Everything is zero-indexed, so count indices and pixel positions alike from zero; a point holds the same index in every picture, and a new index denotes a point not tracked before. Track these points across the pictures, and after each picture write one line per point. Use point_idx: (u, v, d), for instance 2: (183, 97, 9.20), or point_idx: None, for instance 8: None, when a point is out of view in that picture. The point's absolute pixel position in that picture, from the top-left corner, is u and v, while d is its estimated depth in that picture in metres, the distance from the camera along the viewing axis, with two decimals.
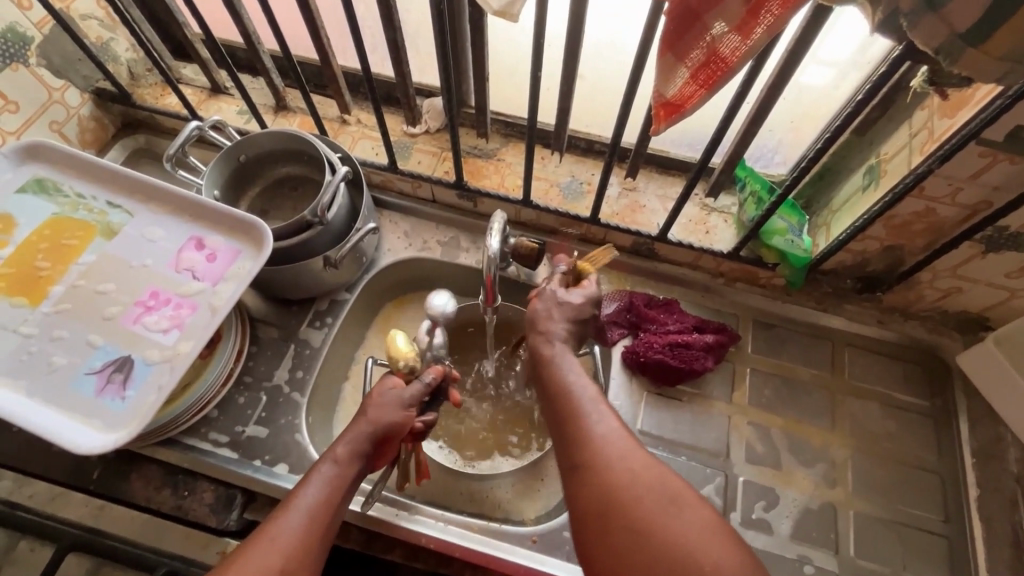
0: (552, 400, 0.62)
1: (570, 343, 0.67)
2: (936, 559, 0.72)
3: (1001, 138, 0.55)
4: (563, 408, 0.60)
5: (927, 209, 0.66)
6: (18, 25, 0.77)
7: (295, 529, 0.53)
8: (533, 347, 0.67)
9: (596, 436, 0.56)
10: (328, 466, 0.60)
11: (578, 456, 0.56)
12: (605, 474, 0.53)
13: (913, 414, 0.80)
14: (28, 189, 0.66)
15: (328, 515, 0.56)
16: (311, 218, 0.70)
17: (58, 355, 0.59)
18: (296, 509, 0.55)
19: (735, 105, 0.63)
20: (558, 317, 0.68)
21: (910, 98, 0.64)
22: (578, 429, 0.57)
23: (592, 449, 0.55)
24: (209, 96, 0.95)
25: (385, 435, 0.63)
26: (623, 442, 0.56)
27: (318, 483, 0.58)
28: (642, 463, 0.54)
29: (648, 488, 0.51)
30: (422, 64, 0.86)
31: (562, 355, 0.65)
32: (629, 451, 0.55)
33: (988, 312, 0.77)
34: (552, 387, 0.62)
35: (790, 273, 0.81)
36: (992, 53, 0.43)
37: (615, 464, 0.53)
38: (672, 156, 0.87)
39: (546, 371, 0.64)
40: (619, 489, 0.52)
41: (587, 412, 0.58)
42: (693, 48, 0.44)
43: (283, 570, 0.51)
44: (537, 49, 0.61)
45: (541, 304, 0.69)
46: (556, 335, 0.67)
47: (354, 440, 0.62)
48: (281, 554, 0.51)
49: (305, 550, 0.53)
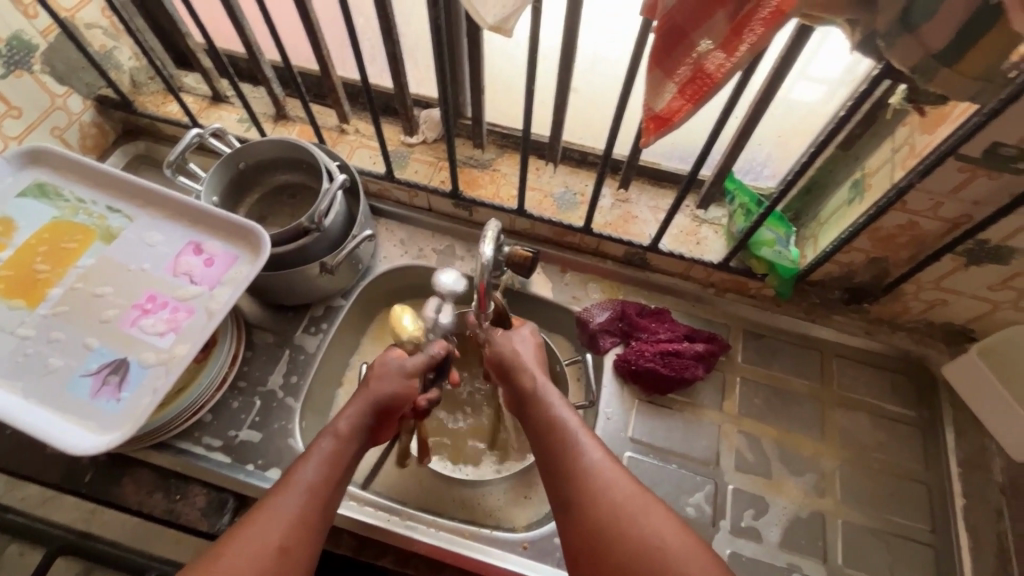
0: (538, 432, 0.62)
1: (543, 371, 0.68)
2: (923, 568, 0.73)
3: (978, 155, 0.57)
4: (550, 440, 0.61)
5: (910, 222, 0.68)
6: (24, 33, 0.78)
7: (292, 507, 0.54)
8: (510, 379, 0.67)
9: (585, 468, 0.57)
10: (327, 441, 0.60)
11: (568, 490, 0.57)
12: (594, 506, 0.55)
13: (900, 424, 0.81)
14: (28, 193, 0.67)
15: (327, 491, 0.57)
16: (308, 225, 0.71)
17: (54, 357, 0.60)
18: (294, 486, 0.56)
19: (723, 120, 0.65)
20: (523, 349, 0.70)
21: (892, 115, 0.66)
22: (566, 462, 0.58)
23: (581, 482, 0.56)
24: (209, 104, 0.96)
25: (388, 406, 0.64)
26: (611, 472, 0.57)
27: (318, 459, 0.59)
28: (628, 493, 0.55)
29: (635, 516, 0.53)
30: (420, 76, 0.88)
31: (543, 384, 0.66)
32: (614, 479, 0.56)
33: (973, 324, 0.79)
34: (538, 418, 0.63)
35: (779, 284, 0.83)
36: (966, 72, 0.45)
37: (603, 497, 0.55)
38: (664, 168, 0.89)
39: (529, 404, 0.65)
40: (607, 522, 0.53)
41: (574, 444, 0.59)
42: (681, 63, 0.46)
43: (281, 548, 0.52)
44: (531, 63, 0.63)
45: (500, 338, 0.70)
46: (529, 366, 0.67)
47: (355, 415, 0.63)
48: (278, 532, 0.52)
49: (304, 529, 0.54)
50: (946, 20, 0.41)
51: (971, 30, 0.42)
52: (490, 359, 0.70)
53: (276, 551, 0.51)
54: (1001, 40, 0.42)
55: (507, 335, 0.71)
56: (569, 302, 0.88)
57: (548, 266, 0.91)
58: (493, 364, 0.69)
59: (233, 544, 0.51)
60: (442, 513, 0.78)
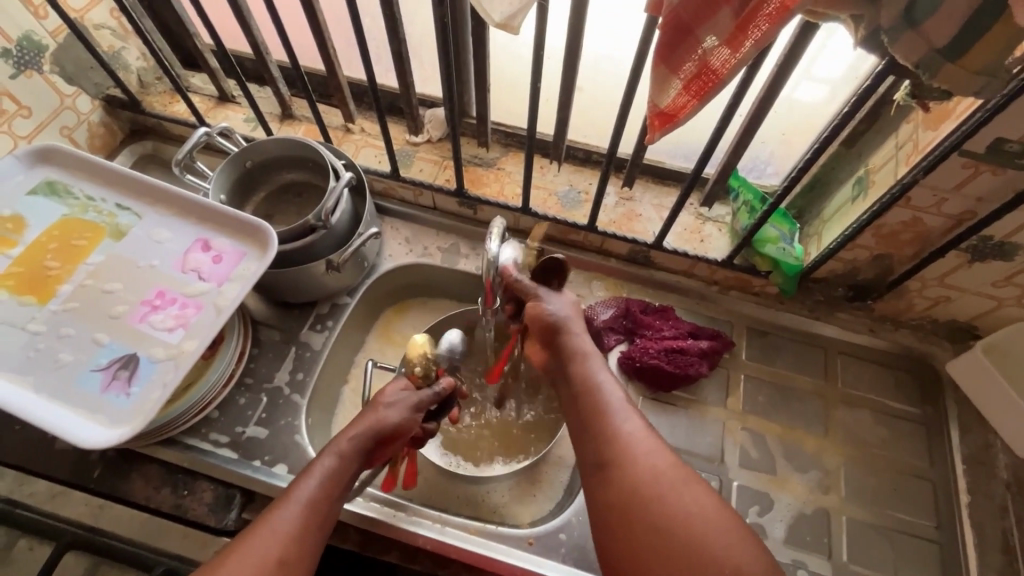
0: (579, 396, 0.62)
1: (590, 339, 0.68)
2: (928, 565, 0.73)
3: (982, 150, 0.57)
4: (591, 405, 0.61)
5: (914, 219, 0.68)
6: (34, 34, 0.79)
7: (292, 523, 0.54)
8: (557, 340, 0.66)
9: (625, 437, 0.58)
10: (330, 459, 0.60)
11: (607, 456, 0.57)
12: (632, 474, 0.55)
13: (905, 422, 0.81)
14: (39, 191, 0.68)
15: (325, 509, 0.57)
16: (315, 222, 0.72)
17: (65, 352, 0.60)
18: (294, 501, 0.56)
19: (727, 117, 0.66)
20: (570, 315, 0.68)
21: (895, 112, 0.66)
22: (606, 429, 0.59)
23: (620, 449, 0.57)
24: (216, 104, 0.97)
25: (392, 435, 0.63)
26: (650, 444, 0.57)
27: (320, 474, 0.59)
28: (666, 465, 0.55)
29: (674, 490, 0.53)
30: (425, 75, 0.89)
31: (591, 351, 0.66)
32: (655, 453, 0.56)
33: (977, 321, 0.79)
34: (580, 382, 0.63)
35: (783, 281, 0.83)
36: (969, 67, 0.45)
37: (642, 467, 0.55)
38: (668, 166, 0.89)
39: (573, 369, 0.65)
40: (645, 492, 0.54)
41: (615, 413, 0.60)
42: (686, 60, 0.46)
43: (279, 564, 0.52)
44: (537, 61, 0.64)
45: (548, 297, 0.68)
46: (577, 333, 0.67)
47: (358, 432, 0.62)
48: (277, 547, 0.52)
49: (300, 542, 0.54)
50: (949, 15, 0.41)
51: (973, 26, 0.43)
52: (532, 315, 0.67)
53: (274, 564, 0.52)
54: (1004, 35, 0.43)
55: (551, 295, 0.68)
56: (573, 300, 0.88)
57: None
58: (537, 322, 0.67)
59: (235, 552, 0.51)
60: (447, 510, 0.78)
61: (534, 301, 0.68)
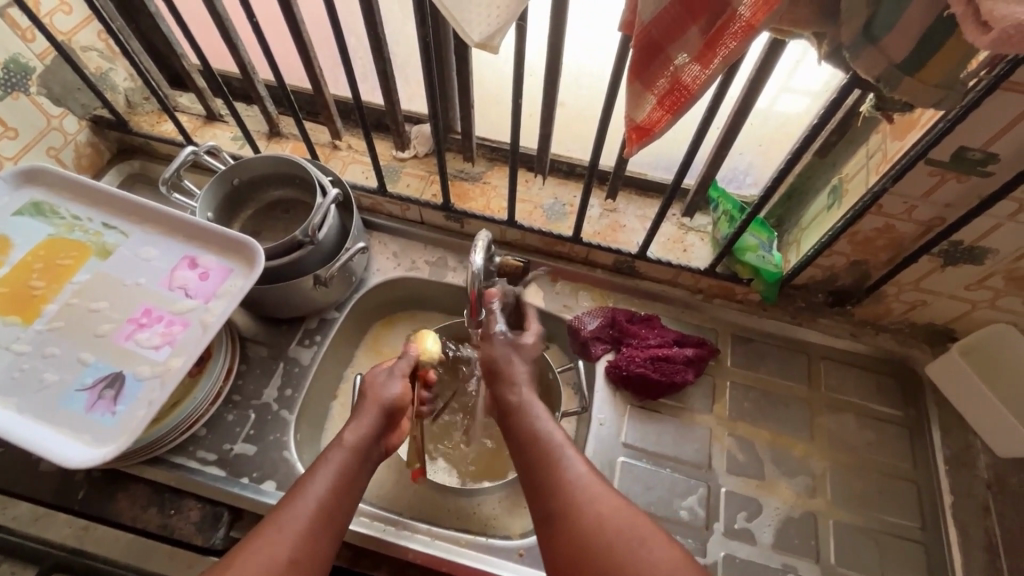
0: (522, 446, 0.62)
1: (530, 387, 0.68)
2: (915, 567, 0.74)
3: (947, 158, 0.59)
4: (535, 454, 0.61)
5: (887, 225, 0.70)
6: (21, 56, 0.80)
7: (298, 525, 0.54)
8: (497, 387, 0.67)
9: (570, 482, 0.58)
10: (336, 453, 0.61)
11: (553, 502, 0.57)
12: (579, 519, 0.55)
13: (888, 424, 0.83)
14: (25, 211, 0.68)
15: (333, 506, 0.57)
16: (302, 238, 0.73)
17: (49, 371, 0.60)
18: (302, 500, 0.56)
19: (703, 130, 0.68)
20: (517, 360, 0.69)
21: (863, 123, 0.68)
22: (551, 477, 0.59)
23: (567, 498, 0.57)
24: (203, 123, 0.98)
25: (390, 410, 0.66)
26: (594, 487, 0.58)
27: (327, 472, 0.59)
28: (615, 509, 0.55)
29: (622, 533, 0.53)
30: (410, 93, 0.90)
31: (527, 399, 0.66)
32: (599, 497, 0.56)
33: (954, 324, 0.81)
34: (521, 430, 0.63)
35: (764, 288, 0.85)
36: (927, 81, 0.48)
37: (588, 510, 0.55)
38: (650, 178, 0.91)
39: (511, 417, 0.65)
40: (594, 535, 0.54)
41: (557, 458, 0.60)
42: (658, 77, 0.48)
43: (291, 563, 0.52)
44: (518, 77, 0.65)
45: (499, 343, 0.69)
46: (518, 381, 0.67)
47: (362, 427, 0.63)
48: (287, 547, 0.52)
49: (309, 541, 0.54)
50: (906, 32, 0.43)
51: (927, 42, 0.45)
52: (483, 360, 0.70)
53: (285, 564, 0.52)
54: (956, 50, 0.45)
55: (505, 341, 0.69)
56: (560, 311, 0.89)
57: (539, 276, 0.92)
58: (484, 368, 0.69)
59: (242, 553, 0.51)
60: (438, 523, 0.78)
61: (485, 344, 0.70)
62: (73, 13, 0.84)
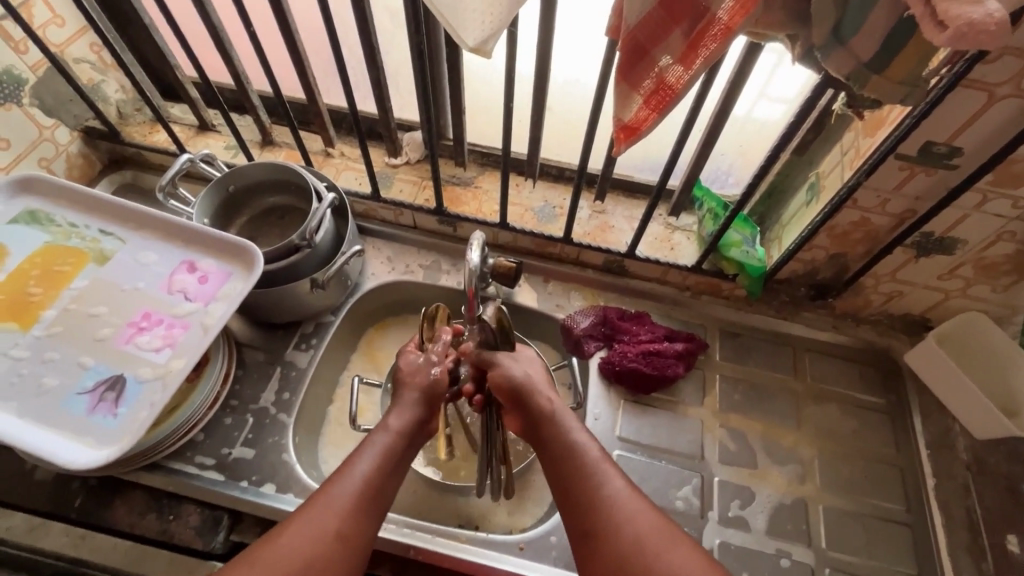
0: (556, 459, 0.64)
1: (555, 395, 0.70)
2: (902, 548, 0.76)
3: (915, 153, 0.63)
4: (572, 465, 0.62)
5: (862, 218, 0.73)
6: (15, 68, 0.80)
7: (351, 494, 0.58)
8: (522, 402, 0.69)
9: (607, 498, 0.59)
10: (380, 436, 0.65)
11: (590, 519, 0.58)
12: (617, 538, 0.56)
13: (871, 411, 0.86)
14: (20, 220, 0.69)
15: (379, 484, 0.60)
16: (299, 242, 0.74)
17: (49, 376, 0.61)
18: (352, 475, 0.59)
19: (686, 132, 0.71)
20: (533, 373, 0.71)
21: (836, 122, 0.72)
22: (588, 490, 0.60)
23: (607, 515, 0.58)
24: (196, 133, 0.99)
25: (431, 396, 0.71)
26: (632, 506, 0.58)
27: (372, 451, 0.63)
28: (655, 528, 0.56)
29: (659, 553, 0.54)
30: (403, 101, 0.92)
31: (558, 409, 0.68)
32: (638, 517, 0.57)
33: (929, 313, 0.85)
34: (556, 442, 0.65)
35: (749, 283, 0.88)
36: (893, 78, 0.51)
37: (626, 530, 0.56)
38: (636, 180, 0.94)
39: (545, 428, 0.67)
40: (632, 555, 0.54)
41: (596, 471, 0.61)
42: (644, 77, 0.51)
43: (338, 534, 0.55)
44: (510, 81, 0.68)
45: (510, 361, 0.71)
46: (541, 391, 0.69)
47: (405, 413, 0.68)
48: (335, 519, 0.55)
49: (358, 514, 0.57)
50: (872, 33, 0.47)
51: (891, 42, 0.48)
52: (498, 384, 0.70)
53: (333, 535, 0.54)
54: (917, 49, 0.49)
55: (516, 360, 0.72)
56: (553, 311, 0.92)
57: (531, 276, 0.94)
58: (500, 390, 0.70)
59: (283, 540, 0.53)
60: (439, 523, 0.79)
61: (494, 368, 0.71)
62: (67, 26, 0.85)
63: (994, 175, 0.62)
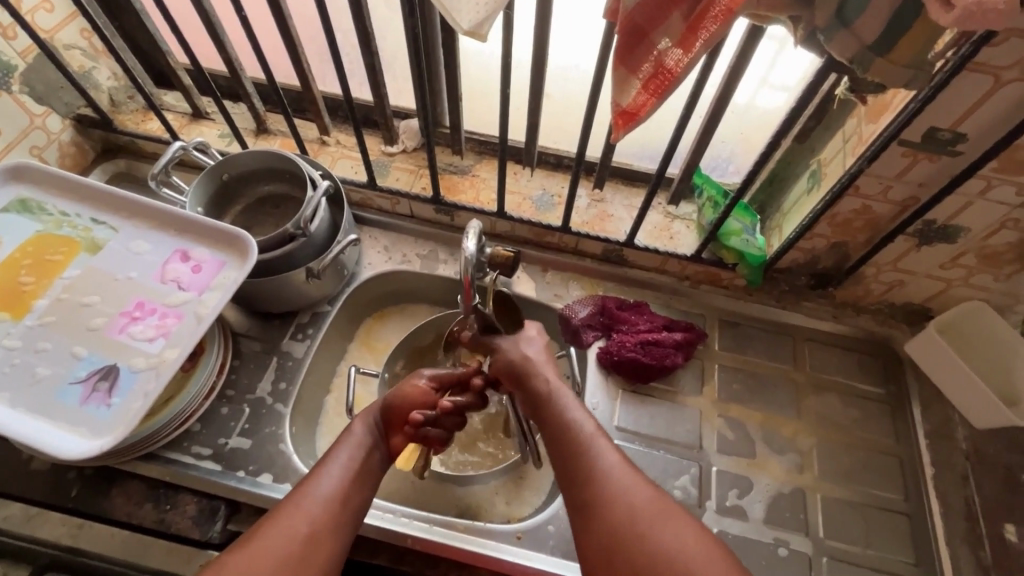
0: (552, 436, 0.64)
1: (555, 374, 0.69)
2: (900, 538, 0.76)
3: (918, 139, 0.62)
4: (566, 440, 0.62)
5: (864, 206, 0.72)
6: (3, 54, 0.79)
7: (321, 498, 0.57)
8: (522, 385, 0.68)
9: (600, 471, 0.59)
10: (346, 441, 0.63)
11: (583, 492, 0.58)
12: (610, 508, 0.56)
13: (870, 401, 0.85)
14: (10, 209, 0.68)
15: (348, 492, 0.59)
16: (294, 231, 0.73)
17: (42, 366, 0.60)
18: (321, 480, 0.58)
19: (686, 117, 0.70)
20: (531, 354, 0.70)
21: (839, 107, 0.71)
22: (581, 464, 0.60)
23: (600, 487, 0.58)
24: (190, 121, 0.98)
25: (394, 406, 0.68)
26: (625, 479, 0.58)
27: (342, 455, 0.62)
28: (649, 501, 0.57)
29: (654, 525, 0.54)
30: (399, 88, 0.91)
31: (553, 387, 0.68)
32: (633, 490, 0.57)
33: (931, 302, 0.84)
34: (552, 419, 0.65)
35: (749, 272, 0.87)
36: (897, 62, 0.50)
37: (621, 502, 0.56)
38: (636, 168, 0.93)
39: (540, 406, 0.66)
40: (626, 525, 0.55)
41: (590, 446, 0.61)
42: (643, 61, 0.50)
43: (310, 535, 0.54)
44: (506, 65, 0.66)
45: (507, 343, 0.70)
46: (539, 370, 0.68)
47: (367, 420, 0.66)
48: (307, 520, 0.54)
49: (332, 518, 0.56)
50: (877, 14, 0.45)
51: (896, 24, 0.47)
52: (500, 367, 0.70)
53: (305, 536, 0.54)
54: (923, 31, 0.47)
55: (517, 341, 0.71)
56: (552, 301, 0.91)
57: (529, 266, 0.94)
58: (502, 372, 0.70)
59: (265, 530, 0.53)
60: (437, 512, 0.79)
61: (496, 352, 0.71)
62: (55, 11, 0.83)
63: (998, 162, 0.61)
